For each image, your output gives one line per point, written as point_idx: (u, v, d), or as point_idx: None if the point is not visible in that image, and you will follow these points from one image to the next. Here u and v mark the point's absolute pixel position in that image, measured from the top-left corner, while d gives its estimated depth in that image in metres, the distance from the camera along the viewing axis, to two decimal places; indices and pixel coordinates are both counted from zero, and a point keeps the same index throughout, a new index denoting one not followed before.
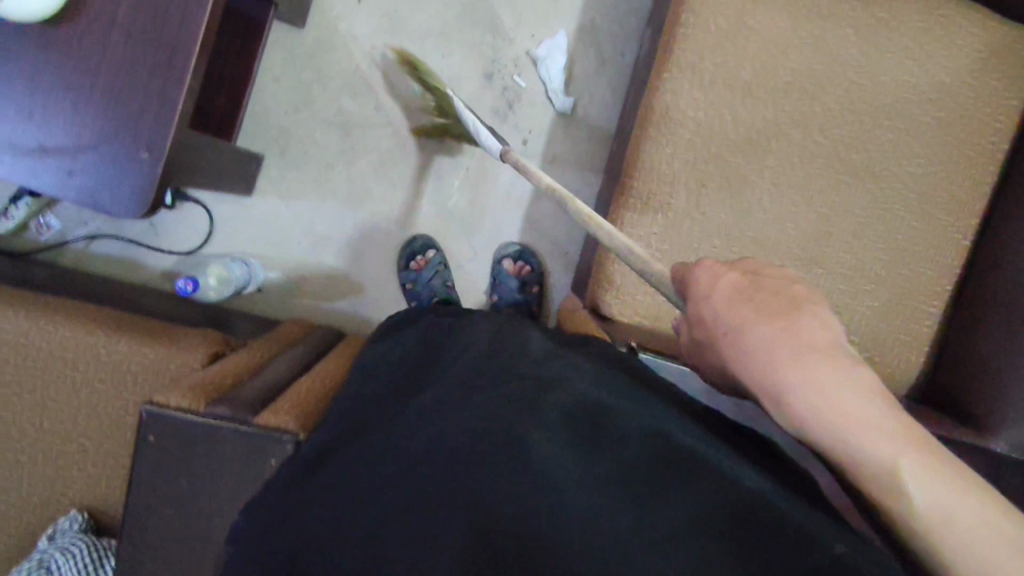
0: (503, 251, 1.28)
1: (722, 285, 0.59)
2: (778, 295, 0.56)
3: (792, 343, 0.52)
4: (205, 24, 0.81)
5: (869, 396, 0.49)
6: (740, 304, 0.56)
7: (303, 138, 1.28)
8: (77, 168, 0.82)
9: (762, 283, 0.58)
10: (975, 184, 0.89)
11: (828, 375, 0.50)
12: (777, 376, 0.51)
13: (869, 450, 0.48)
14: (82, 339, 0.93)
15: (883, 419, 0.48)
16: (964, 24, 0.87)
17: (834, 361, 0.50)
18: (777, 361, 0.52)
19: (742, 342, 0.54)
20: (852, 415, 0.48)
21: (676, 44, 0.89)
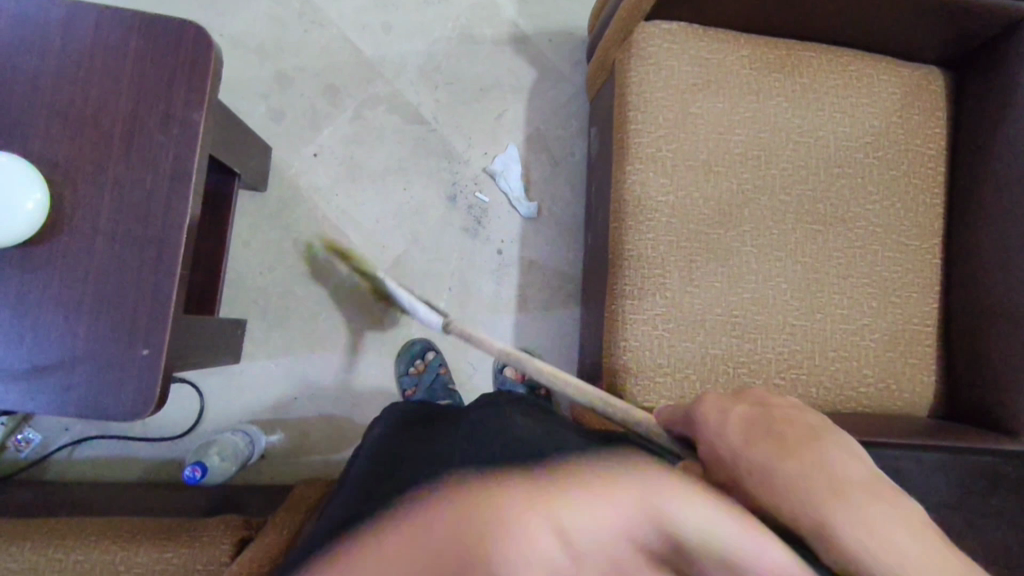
0: None
1: (738, 426, 0.62)
2: (793, 429, 0.60)
3: (821, 476, 0.53)
4: (189, 212, 0.82)
5: (906, 530, 0.49)
6: (758, 445, 0.58)
7: (282, 294, 1.28)
8: (75, 382, 0.80)
9: (773, 419, 0.62)
10: (929, 208, 0.97)
11: (866, 508, 0.51)
12: (806, 507, 0.52)
13: None
14: (99, 557, 0.85)
15: (922, 553, 0.48)
16: (876, 74, 0.97)
17: (862, 494, 0.52)
18: (818, 493, 0.52)
19: (772, 479, 0.54)
20: (891, 545, 0.48)
21: (633, 140, 0.95)
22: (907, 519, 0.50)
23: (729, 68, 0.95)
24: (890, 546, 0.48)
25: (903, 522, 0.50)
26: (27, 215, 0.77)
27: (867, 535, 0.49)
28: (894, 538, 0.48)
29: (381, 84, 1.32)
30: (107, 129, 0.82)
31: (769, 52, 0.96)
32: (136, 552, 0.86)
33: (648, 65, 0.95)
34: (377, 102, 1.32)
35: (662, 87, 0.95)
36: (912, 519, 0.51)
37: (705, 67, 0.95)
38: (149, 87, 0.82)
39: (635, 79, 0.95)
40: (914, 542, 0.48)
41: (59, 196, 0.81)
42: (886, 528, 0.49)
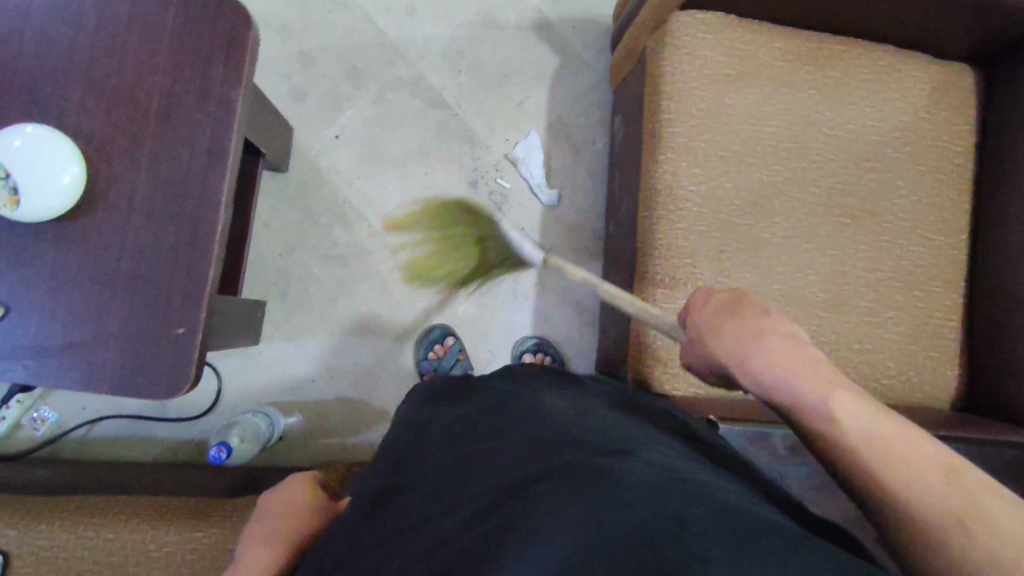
0: (522, 346, 1.29)
1: (712, 305, 0.69)
2: (740, 299, 0.69)
3: (744, 330, 0.64)
4: (225, 190, 0.82)
5: (855, 398, 0.59)
6: (733, 324, 0.66)
7: (301, 276, 1.27)
8: (110, 358, 0.79)
9: (746, 301, 0.68)
10: (956, 204, 0.97)
11: (777, 352, 0.62)
12: (775, 379, 0.62)
13: (815, 409, 0.59)
14: (129, 535, 0.85)
15: (869, 412, 0.57)
16: (908, 69, 0.98)
17: (817, 368, 0.61)
18: (739, 344, 0.64)
19: (748, 356, 0.63)
20: (842, 410, 0.58)
21: (665, 129, 0.95)
22: (808, 359, 0.62)
23: (764, 60, 0.96)
24: (848, 409, 0.58)
25: (803, 360, 0.62)
26: (63, 189, 0.77)
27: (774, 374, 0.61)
28: (794, 371, 0.61)
29: (403, 67, 1.31)
30: (143, 105, 0.81)
31: (802, 45, 0.96)
32: (167, 530, 0.86)
33: (682, 55, 0.95)
34: (399, 85, 1.31)
35: (696, 77, 0.95)
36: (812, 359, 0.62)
37: (740, 58, 0.95)
38: (186, 64, 0.81)
39: (669, 68, 0.95)
40: (807, 374, 0.60)
41: (93, 172, 0.80)
42: (789, 366, 0.61)
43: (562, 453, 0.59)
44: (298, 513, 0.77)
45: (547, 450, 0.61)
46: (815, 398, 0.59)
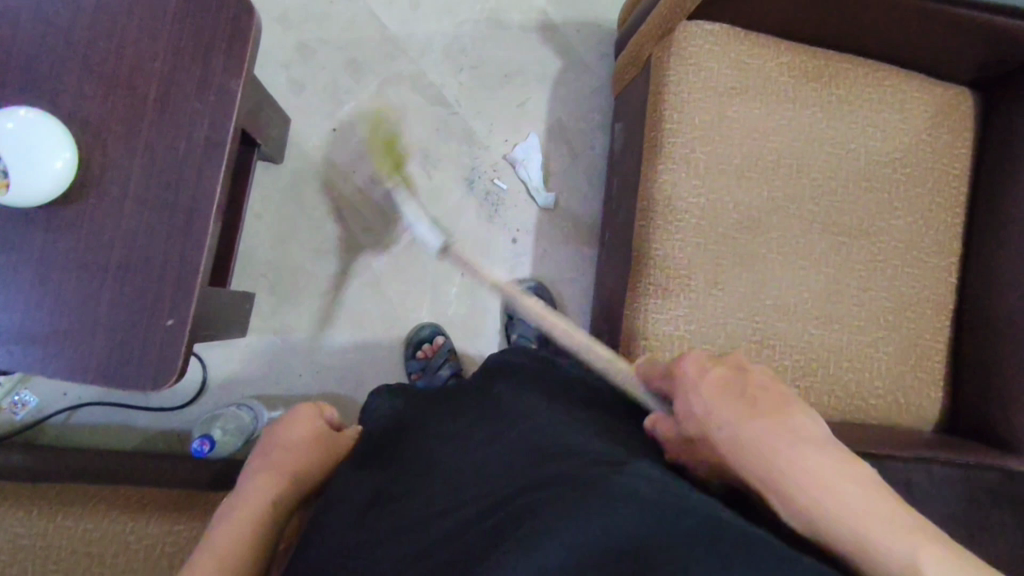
0: (518, 288, 1.28)
1: (709, 378, 0.62)
2: (759, 389, 0.60)
3: (768, 429, 0.56)
4: (220, 182, 0.80)
5: (900, 518, 0.50)
6: (740, 410, 0.58)
7: (293, 270, 1.26)
8: (96, 348, 0.78)
9: (751, 378, 0.62)
10: (950, 227, 0.98)
11: (804, 457, 0.54)
12: (792, 477, 0.53)
13: (859, 531, 0.50)
14: (108, 527, 0.84)
15: (896, 516, 0.50)
16: (910, 90, 0.98)
17: (837, 461, 0.54)
18: (766, 450, 0.55)
19: (764, 453, 0.55)
20: (888, 540, 0.49)
21: (667, 140, 0.95)
22: (845, 470, 0.53)
23: (768, 75, 0.96)
24: (880, 517, 0.50)
25: (840, 471, 0.53)
26: (55, 174, 0.75)
27: (804, 488, 0.52)
28: (831, 487, 0.52)
29: (405, 63, 1.30)
30: (140, 91, 0.79)
31: (807, 62, 0.97)
32: (147, 523, 0.84)
33: (687, 66, 0.95)
34: (400, 81, 1.30)
35: (699, 89, 0.95)
36: (851, 471, 0.53)
37: (744, 72, 0.95)
38: (187, 51, 0.80)
39: (673, 79, 0.95)
40: (848, 492, 0.51)
41: (87, 157, 0.79)
42: (825, 476, 0.52)
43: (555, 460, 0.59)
44: (303, 446, 0.82)
45: (539, 458, 0.61)
46: (860, 520, 0.50)
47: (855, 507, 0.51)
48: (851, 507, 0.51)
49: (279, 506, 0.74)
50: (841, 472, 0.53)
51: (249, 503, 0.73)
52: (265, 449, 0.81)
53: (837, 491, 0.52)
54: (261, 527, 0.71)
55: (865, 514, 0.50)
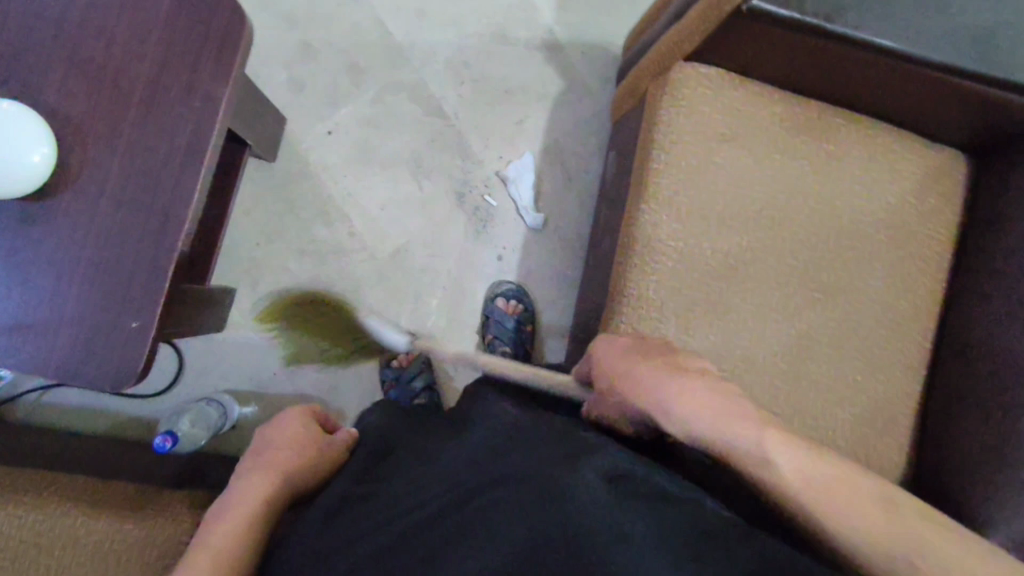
0: (498, 288, 1.29)
1: (630, 357, 0.77)
2: (658, 350, 0.78)
3: (656, 371, 0.73)
4: (198, 190, 0.80)
5: (764, 425, 0.67)
6: (660, 377, 0.72)
7: (276, 268, 1.26)
8: (59, 344, 0.78)
9: (651, 345, 0.79)
10: (928, 291, 0.98)
11: (685, 388, 0.70)
12: (693, 422, 0.68)
13: (743, 444, 0.66)
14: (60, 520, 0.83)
15: (788, 445, 0.65)
16: (901, 151, 0.97)
17: (736, 409, 0.68)
18: (656, 386, 0.71)
19: (661, 402, 0.70)
20: (765, 449, 0.65)
21: (651, 180, 0.95)
22: (720, 398, 0.69)
23: (759, 125, 0.95)
24: (780, 450, 0.64)
25: (709, 392, 0.70)
26: (32, 166, 0.75)
27: (686, 411, 0.69)
28: (707, 404, 0.69)
29: (407, 71, 1.30)
30: (124, 91, 0.79)
31: (800, 114, 0.96)
32: (98, 519, 0.85)
33: (680, 108, 0.94)
34: (400, 89, 1.29)
35: (689, 132, 0.94)
36: (715, 391, 0.70)
37: (736, 119, 0.95)
38: (174, 55, 0.79)
39: (664, 120, 0.95)
40: (717, 409, 0.68)
41: (66, 153, 0.79)
42: (697, 394, 0.69)
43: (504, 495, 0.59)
44: (285, 451, 0.83)
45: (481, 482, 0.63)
46: (736, 433, 0.66)
47: (720, 413, 0.68)
48: (727, 419, 0.68)
49: (264, 513, 0.75)
50: (715, 394, 0.70)
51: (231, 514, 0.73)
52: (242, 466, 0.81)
53: (713, 410, 0.68)
54: (242, 533, 0.71)
55: (737, 425, 0.67)
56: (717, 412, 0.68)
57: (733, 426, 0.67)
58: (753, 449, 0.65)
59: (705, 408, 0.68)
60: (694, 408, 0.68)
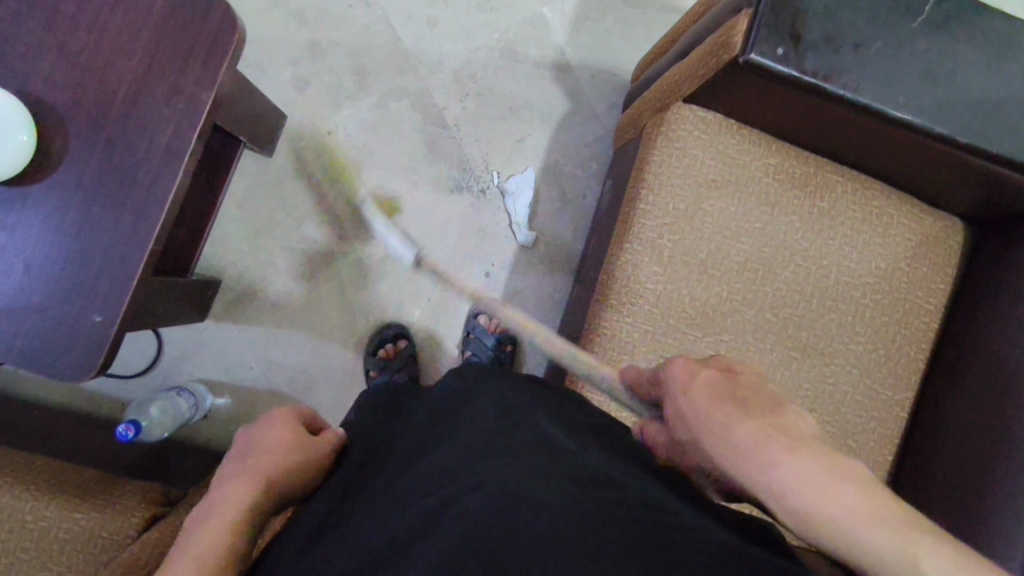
0: (481, 306, 1.27)
1: (702, 388, 0.62)
2: (741, 394, 0.61)
3: (728, 420, 0.58)
4: (175, 189, 0.80)
5: (894, 517, 0.46)
6: (712, 406, 0.60)
7: (262, 263, 1.26)
8: (22, 331, 0.78)
9: (733, 385, 0.62)
10: (911, 360, 0.95)
11: (756, 441, 0.55)
12: (758, 472, 0.53)
13: (845, 527, 0.47)
14: (11, 504, 0.84)
15: (835, 488, 0.49)
16: (898, 214, 0.95)
17: (776, 441, 0.54)
18: (729, 437, 0.57)
19: (722, 438, 0.57)
20: (863, 530, 0.46)
21: (636, 220, 0.93)
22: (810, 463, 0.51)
23: (751, 175, 0.93)
24: (796, 481, 0.51)
25: (814, 478, 0.50)
26: (17, 146, 0.76)
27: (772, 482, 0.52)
28: (809, 486, 0.50)
29: (412, 78, 1.29)
30: (110, 86, 0.79)
31: (795, 167, 0.94)
32: (46, 505, 0.85)
33: (673, 149, 0.93)
34: (403, 95, 1.29)
35: (679, 176, 0.93)
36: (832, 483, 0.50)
37: (728, 166, 0.93)
38: (163, 55, 0.80)
39: (656, 159, 0.93)
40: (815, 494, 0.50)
41: (47, 143, 0.79)
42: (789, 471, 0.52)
43: (441, 504, 0.58)
44: (288, 454, 0.72)
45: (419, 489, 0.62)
46: (831, 507, 0.48)
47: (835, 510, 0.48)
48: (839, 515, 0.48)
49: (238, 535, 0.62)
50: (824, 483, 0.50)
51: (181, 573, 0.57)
52: (219, 486, 0.67)
53: (816, 490, 0.50)
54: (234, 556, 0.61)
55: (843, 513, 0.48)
56: (820, 497, 0.49)
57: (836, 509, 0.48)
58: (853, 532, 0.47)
59: (795, 481, 0.51)
60: (784, 477, 0.52)
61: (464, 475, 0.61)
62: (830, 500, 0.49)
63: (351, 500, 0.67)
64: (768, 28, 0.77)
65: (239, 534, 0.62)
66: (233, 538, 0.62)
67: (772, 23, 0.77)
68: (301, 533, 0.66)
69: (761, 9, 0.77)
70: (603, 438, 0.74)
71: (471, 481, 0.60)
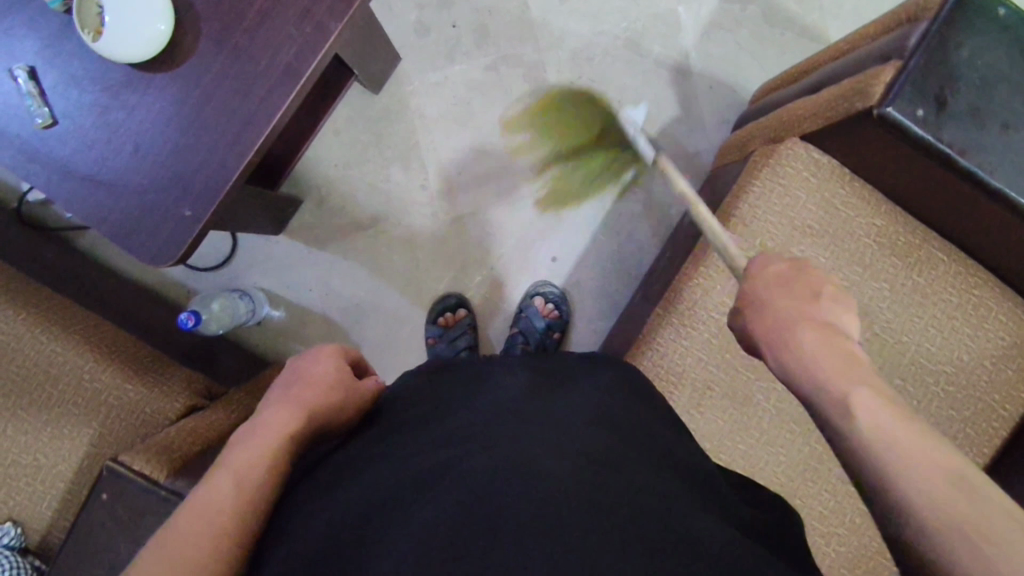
0: (541, 288, 1.27)
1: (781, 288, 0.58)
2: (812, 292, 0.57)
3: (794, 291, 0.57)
4: (283, 109, 0.82)
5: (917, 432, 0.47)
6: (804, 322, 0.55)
7: (344, 193, 1.29)
8: (117, 209, 0.83)
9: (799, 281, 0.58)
10: (969, 463, 0.89)
11: (818, 341, 0.53)
12: (818, 366, 0.52)
13: (857, 413, 0.48)
14: (72, 359, 0.91)
15: (898, 422, 0.47)
16: (997, 309, 0.89)
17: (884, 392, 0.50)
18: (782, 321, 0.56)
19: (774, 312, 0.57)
20: (877, 420, 0.47)
21: (718, 247, 0.91)
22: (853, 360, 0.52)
23: (852, 231, 0.90)
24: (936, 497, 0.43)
25: (848, 367, 0.51)
26: (154, 35, 0.80)
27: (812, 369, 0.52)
28: (842, 376, 0.51)
29: (531, 49, 1.28)
30: None
31: (900, 234, 0.89)
32: (102, 370, 0.91)
33: (776, 185, 0.90)
34: (516, 64, 1.28)
35: (775, 215, 0.90)
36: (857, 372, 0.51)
37: (829, 216, 0.90)
38: None
39: (757, 191, 0.90)
40: (843, 383, 0.50)
41: (180, 39, 0.82)
42: (831, 358, 0.52)
43: (461, 459, 0.59)
44: (331, 392, 0.71)
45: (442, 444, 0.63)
46: (860, 396, 0.49)
47: (853, 391, 0.49)
48: (868, 408, 0.48)
49: (269, 474, 0.62)
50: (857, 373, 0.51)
51: (218, 496, 0.58)
52: (264, 409, 0.67)
53: (842, 381, 0.50)
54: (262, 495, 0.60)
55: (865, 405, 0.48)
56: (843, 388, 0.50)
57: (855, 401, 0.49)
58: (878, 425, 0.47)
59: (826, 366, 0.52)
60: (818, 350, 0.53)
61: (478, 440, 0.62)
62: (847, 381, 0.50)
63: (387, 432, 0.69)
64: (913, 86, 0.73)
65: (275, 468, 0.62)
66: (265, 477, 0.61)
67: (919, 81, 0.73)
68: (328, 473, 0.66)
69: (912, 64, 0.74)
70: (633, 419, 0.70)
71: (484, 448, 0.60)
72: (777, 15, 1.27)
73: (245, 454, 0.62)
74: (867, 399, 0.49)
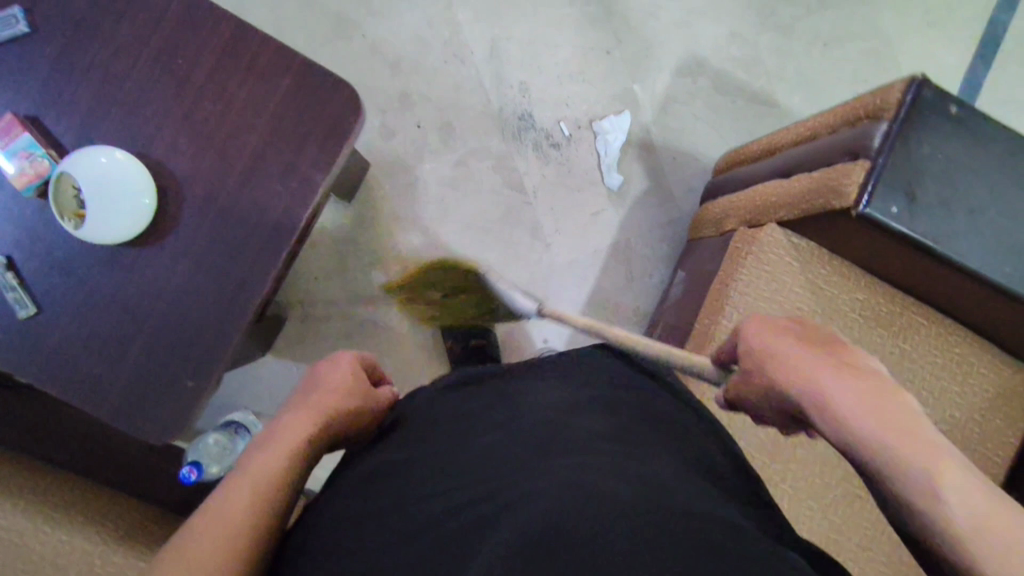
0: None
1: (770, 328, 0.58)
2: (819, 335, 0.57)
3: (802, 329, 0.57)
4: (278, 265, 0.82)
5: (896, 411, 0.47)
6: (811, 363, 0.52)
7: (328, 304, 1.28)
8: (113, 387, 0.80)
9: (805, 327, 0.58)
10: None
11: (803, 356, 0.53)
12: (809, 389, 0.51)
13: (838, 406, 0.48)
14: (81, 546, 0.86)
15: (893, 420, 0.46)
16: (977, 364, 0.95)
17: (877, 390, 0.49)
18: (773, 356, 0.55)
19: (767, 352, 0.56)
20: (863, 416, 0.47)
21: (717, 338, 0.94)
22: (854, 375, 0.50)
23: (839, 307, 0.94)
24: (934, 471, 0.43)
25: (846, 380, 0.50)
26: (138, 209, 0.78)
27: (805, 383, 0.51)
28: (827, 379, 0.50)
29: (498, 139, 1.30)
30: (229, 159, 0.81)
31: (881, 305, 0.94)
32: (113, 551, 0.87)
33: (762, 272, 0.94)
34: (486, 155, 1.30)
35: (765, 301, 0.94)
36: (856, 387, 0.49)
37: (816, 296, 0.94)
38: (285, 134, 0.82)
39: (742, 281, 0.94)
40: (830, 392, 0.49)
41: (163, 209, 0.81)
42: (833, 377, 0.50)
43: (504, 499, 0.51)
44: (348, 396, 0.70)
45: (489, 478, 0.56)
46: (860, 406, 0.47)
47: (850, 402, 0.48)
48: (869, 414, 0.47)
49: (285, 478, 0.59)
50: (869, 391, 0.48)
51: (236, 499, 0.55)
52: (280, 417, 0.66)
53: (830, 387, 0.49)
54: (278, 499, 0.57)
55: (858, 409, 0.47)
56: (835, 393, 0.49)
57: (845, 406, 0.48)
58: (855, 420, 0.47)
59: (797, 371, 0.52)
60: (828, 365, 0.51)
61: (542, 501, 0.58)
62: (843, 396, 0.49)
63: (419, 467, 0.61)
64: (885, 185, 0.78)
65: (290, 475, 0.60)
66: (280, 483, 0.58)
67: (889, 179, 0.78)
68: (363, 505, 0.58)
69: (879, 164, 0.78)
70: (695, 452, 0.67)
71: (535, 481, 0.53)
72: (727, 84, 1.33)
73: (262, 452, 0.60)
74: (870, 401, 0.48)
